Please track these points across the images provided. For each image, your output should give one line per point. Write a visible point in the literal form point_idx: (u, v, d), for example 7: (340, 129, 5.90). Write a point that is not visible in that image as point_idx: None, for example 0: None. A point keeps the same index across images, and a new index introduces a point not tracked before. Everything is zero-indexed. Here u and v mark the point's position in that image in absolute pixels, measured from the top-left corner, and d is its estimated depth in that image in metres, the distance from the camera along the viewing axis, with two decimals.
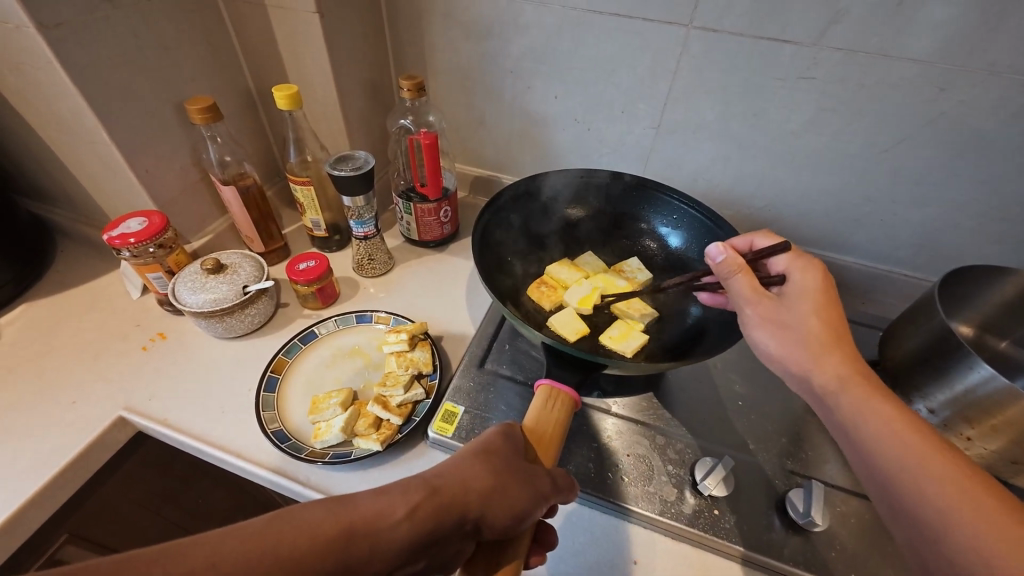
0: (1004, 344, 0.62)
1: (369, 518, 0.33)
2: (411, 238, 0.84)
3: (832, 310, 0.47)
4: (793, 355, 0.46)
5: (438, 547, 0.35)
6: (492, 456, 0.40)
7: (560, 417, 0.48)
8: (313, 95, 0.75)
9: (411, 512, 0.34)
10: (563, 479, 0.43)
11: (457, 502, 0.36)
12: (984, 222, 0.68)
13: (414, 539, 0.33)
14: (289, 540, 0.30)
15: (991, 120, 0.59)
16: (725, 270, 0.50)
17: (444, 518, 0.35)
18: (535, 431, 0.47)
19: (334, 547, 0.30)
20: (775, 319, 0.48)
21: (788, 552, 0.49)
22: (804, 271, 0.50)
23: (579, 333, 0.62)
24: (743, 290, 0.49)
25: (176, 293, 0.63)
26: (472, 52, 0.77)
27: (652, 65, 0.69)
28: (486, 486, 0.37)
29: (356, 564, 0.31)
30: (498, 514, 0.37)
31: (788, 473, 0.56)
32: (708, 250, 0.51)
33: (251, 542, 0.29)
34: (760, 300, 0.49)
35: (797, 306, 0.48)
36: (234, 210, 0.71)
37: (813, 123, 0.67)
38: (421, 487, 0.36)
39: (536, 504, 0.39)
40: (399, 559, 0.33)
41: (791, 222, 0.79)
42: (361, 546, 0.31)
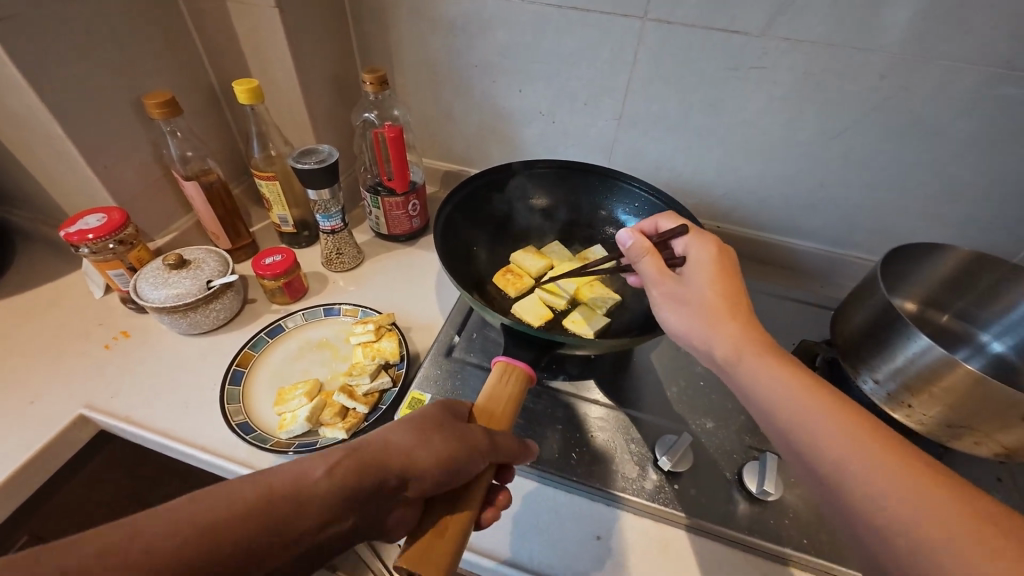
0: (948, 319, 0.65)
1: (292, 484, 0.35)
2: (381, 232, 0.85)
3: (732, 284, 0.48)
4: (692, 327, 0.47)
5: (367, 501, 0.37)
6: (410, 419, 0.41)
7: (512, 393, 0.49)
8: (277, 91, 0.75)
9: (332, 476, 0.36)
10: (508, 444, 0.44)
11: (379, 462, 0.38)
12: (927, 204, 0.71)
13: (336, 495, 0.35)
14: (216, 513, 0.32)
15: (927, 106, 0.63)
16: (633, 253, 0.52)
17: (368, 478, 0.37)
18: (488, 405, 0.48)
19: (262, 515, 0.33)
20: (677, 295, 0.49)
21: (745, 522, 0.51)
22: (701, 247, 0.51)
23: (542, 318, 0.64)
24: (648, 271, 0.51)
25: (137, 289, 0.63)
26: (436, 46, 0.78)
27: (611, 57, 0.71)
28: (408, 443, 0.39)
29: (286, 528, 0.34)
30: (423, 468, 0.38)
31: (746, 448, 0.57)
32: (617, 238, 0.53)
33: (180, 519, 0.31)
34: (664, 280, 0.50)
35: (694, 279, 0.49)
36: (198, 206, 0.71)
37: (764, 112, 0.70)
38: (341, 451, 0.38)
39: (462, 459, 0.39)
40: (325, 515, 0.35)
41: (751, 209, 0.82)
42: (287, 509, 0.34)
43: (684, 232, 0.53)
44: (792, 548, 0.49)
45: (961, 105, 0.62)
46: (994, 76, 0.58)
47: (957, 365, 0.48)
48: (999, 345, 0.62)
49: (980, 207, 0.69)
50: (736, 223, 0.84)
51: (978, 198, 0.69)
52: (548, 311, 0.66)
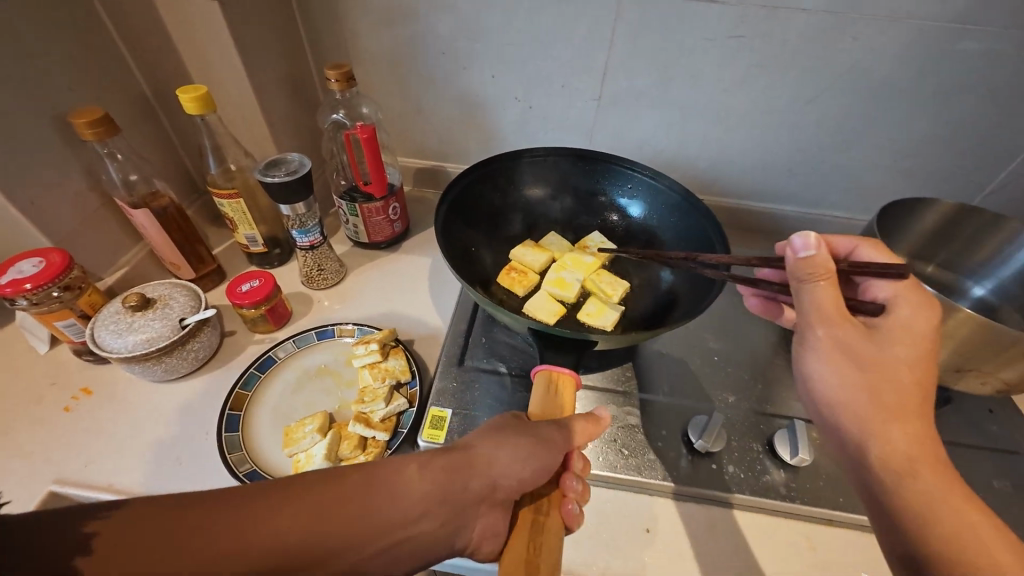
0: (929, 267, 0.69)
1: (382, 489, 0.37)
2: (361, 241, 0.79)
3: (930, 370, 0.40)
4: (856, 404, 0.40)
5: (452, 504, 0.38)
6: (500, 429, 0.43)
7: (565, 402, 0.48)
8: (225, 96, 0.67)
9: (418, 485, 0.38)
10: (583, 425, 0.45)
11: (465, 475, 0.39)
12: (897, 159, 0.75)
13: (426, 492, 0.38)
14: (312, 511, 0.34)
15: (897, 65, 0.65)
16: (804, 273, 0.41)
17: (449, 490, 0.38)
18: (544, 410, 0.47)
19: (348, 517, 0.35)
20: (851, 351, 0.41)
21: (784, 490, 0.52)
22: (915, 311, 0.41)
23: (556, 314, 0.62)
24: (822, 306, 0.41)
25: (95, 338, 0.54)
26: (397, 34, 0.72)
27: (588, 35, 0.68)
28: (491, 444, 0.41)
29: (366, 532, 0.35)
30: (497, 480, 0.39)
31: (770, 417, 0.59)
32: (790, 242, 0.42)
33: (283, 513, 0.33)
34: (840, 322, 0.41)
35: (891, 346, 0.40)
36: (152, 235, 0.62)
37: (744, 81, 0.70)
38: (436, 461, 0.40)
39: (537, 474, 0.40)
40: (411, 511, 0.37)
41: (733, 179, 0.83)
42: (371, 514, 0.35)
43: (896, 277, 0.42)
44: (828, 508, 0.51)
45: (927, 62, 0.64)
46: (957, 32, 0.60)
47: (960, 311, 0.50)
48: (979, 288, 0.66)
49: (943, 158, 0.74)
50: (720, 194, 0.85)
51: (940, 150, 0.73)
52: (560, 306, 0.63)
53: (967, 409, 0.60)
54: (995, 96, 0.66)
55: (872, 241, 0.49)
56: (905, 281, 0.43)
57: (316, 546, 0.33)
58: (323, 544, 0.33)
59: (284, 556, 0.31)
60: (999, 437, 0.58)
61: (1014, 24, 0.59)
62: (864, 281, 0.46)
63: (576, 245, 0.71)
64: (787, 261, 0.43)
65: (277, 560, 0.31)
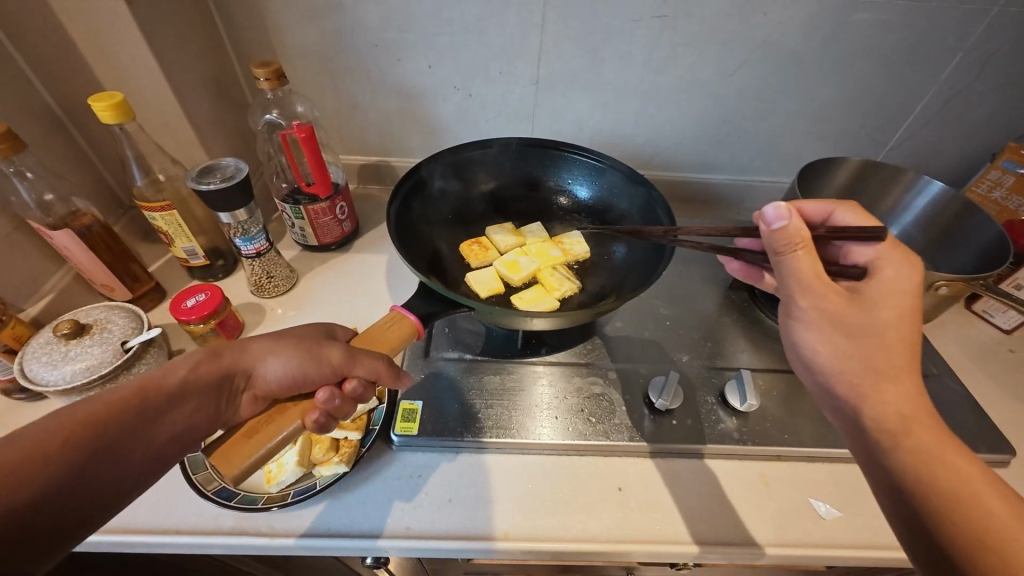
0: None
1: (155, 383, 0.40)
2: (310, 244, 0.77)
3: (913, 328, 0.41)
4: (847, 367, 0.41)
5: (215, 397, 0.42)
6: (281, 334, 0.47)
7: (390, 339, 0.49)
8: (142, 102, 0.63)
9: (189, 372, 0.41)
10: (371, 365, 0.44)
11: (235, 360, 0.43)
12: (811, 124, 0.82)
13: (198, 387, 0.41)
14: (82, 411, 0.36)
15: (803, 38, 0.70)
16: (782, 244, 0.41)
17: (220, 374, 0.42)
18: (365, 342, 0.48)
19: (124, 407, 0.37)
20: (840, 320, 0.41)
21: (737, 434, 0.57)
22: (895, 271, 0.42)
23: (491, 291, 0.65)
24: (800, 276, 0.41)
25: (26, 372, 0.50)
26: (324, 29, 0.70)
27: (519, 21, 0.69)
28: (260, 343, 0.45)
29: (155, 413, 0.38)
30: (270, 365, 0.43)
31: (720, 370, 0.64)
32: (766, 215, 0.41)
33: (53, 421, 0.35)
34: (824, 290, 0.41)
35: (878, 311, 0.41)
36: (78, 257, 0.58)
37: (671, 59, 0.73)
38: (197, 352, 0.43)
39: (309, 363, 0.43)
40: (190, 402, 0.40)
41: (669, 153, 0.87)
42: (154, 400, 0.39)
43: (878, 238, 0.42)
44: (777, 445, 0.56)
45: (828, 33, 0.70)
46: (851, 4, 0.66)
47: None
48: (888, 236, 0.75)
49: (849, 121, 0.81)
50: (658, 169, 0.90)
51: (846, 114, 0.80)
52: (501, 284, 0.66)
53: None
54: (887, 62, 0.73)
55: (850, 207, 0.48)
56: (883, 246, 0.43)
57: (105, 434, 0.36)
58: (110, 430, 0.36)
59: (73, 448, 0.34)
60: None
61: None
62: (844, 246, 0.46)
63: (554, 238, 0.72)
64: (761, 235, 0.43)
65: (68, 454, 0.34)
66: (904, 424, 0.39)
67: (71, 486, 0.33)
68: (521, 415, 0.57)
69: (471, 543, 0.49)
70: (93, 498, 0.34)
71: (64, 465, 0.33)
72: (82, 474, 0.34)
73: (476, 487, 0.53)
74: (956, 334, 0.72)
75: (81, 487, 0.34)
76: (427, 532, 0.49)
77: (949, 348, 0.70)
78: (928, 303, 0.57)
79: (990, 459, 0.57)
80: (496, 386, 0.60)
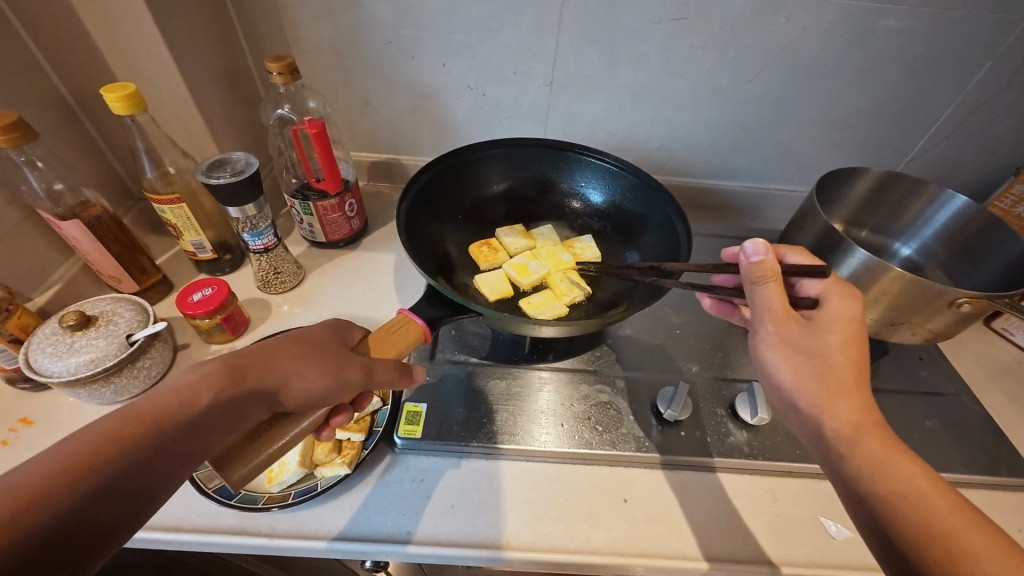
0: (864, 232, 0.75)
1: (171, 406, 0.36)
2: (318, 241, 0.76)
3: (859, 350, 0.43)
4: (806, 386, 0.43)
5: (241, 421, 0.38)
6: (305, 345, 0.43)
7: (398, 342, 0.48)
8: (155, 95, 0.63)
9: (212, 394, 0.37)
10: (386, 376, 0.45)
11: (260, 379, 0.40)
12: (830, 132, 0.80)
13: (223, 414, 0.37)
14: (88, 443, 0.32)
15: (827, 44, 0.69)
16: (756, 275, 0.44)
17: (243, 395, 0.38)
18: (373, 343, 0.47)
19: (135, 438, 0.34)
20: (796, 343, 0.44)
21: (747, 448, 0.56)
22: (843, 302, 0.45)
23: (501, 294, 0.64)
24: (769, 305, 0.44)
25: (31, 364, 0.50)
26: (339, 24, 0.69)
27: (536, 21, 0.68)
28: (288, 363, 0.41)
29: (169, 442, 0.35)
30: (297, 390, 0.41)
31: (730, 382, 0.62)
32: (744, 248, 0.45)
33: (54, 455, 0.31)
34: (785, 318, 0.44)
35: (826, 334, 0.44)
36: (86, 249, 0.58)
37: (689, 62, 0.72)
38: (219, 365, 0.39)
39: (335, 389, 0.41)
40: (215, 429, 0.37)
41: (683, 158, 0.86)
42: (168, 428, 0.35)
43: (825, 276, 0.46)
44: (788, 460, 0.55)
45: (851, 40, 0.68)
46: (877, 11, 0.65)
47: (891, 269, 0.54)
48: (907, 249, 0.73)
49: (869, 130, 0.79)
50: (671, 174, 0.88)
51: (866, 123, 0.78)
52: (510, 287, 0.66)
53: (899, 358, 0.67)
54: (911, 71, 0.71)
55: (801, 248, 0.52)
56: (828, 277, 0.47)
57: (110, 469, 0.32)
58: (117, 464, 0.33)
59: (74, 487, 0.31)
60: (927, 381, 0.64)
61: (925, 3, 0.63)
62: (796, 280, 0.49)
63: (564, 242, 0.71)
64: (740, 265, 0.46)
65: (69, 495, 0.31)
66: (858, 437, 0.40)
67: (72, 529, 0.30)
68: (526, 421, 0.56)
69: (474, 550, 0.48)
70: (97, 540, 0.31)
71: (66, 507, 0.30)
72: (85, 514, 0.31)
73: (479, 493, 0.52)
74: (974, 351, 0.70)
75: (84, 530, 0.31)
76: (429, 538, 0.48)
77: (967, 365, 0.68)
78: (949, 319, 0.55)
79: (1008, 482, 0.55)
80: (501, 392, 0.59)
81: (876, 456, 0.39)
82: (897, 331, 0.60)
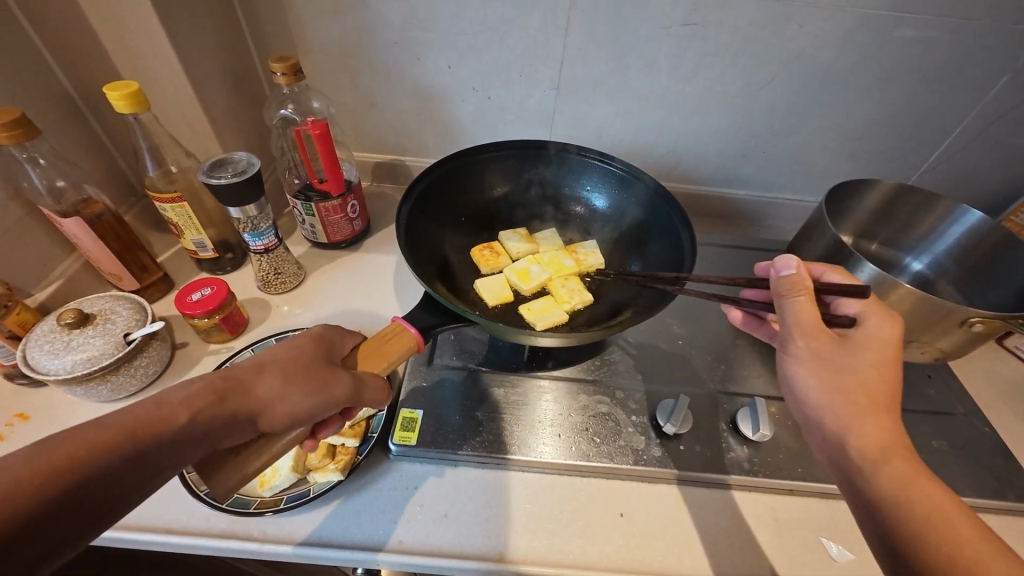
0: (874, 245, 0.73)
1: (151, 420, 0.35)
2: (320, 241, 0.76)
3: (894, 369, 0.42)
4: (834, 403, 0.42)
5: (218, 440, 0.38)
6: (293, 362, 0.43)
7: (393, 351, 0.48)
8: (160, 93, 0.63)
9: (193, 413, 0.37)
10: (374, 394, 0.44)
11: (242, 402, 0.39)
12: (841, 141, 0.78)
13: (201, 434, 0.37)
14: (63, 448, 0.32)
15: (841, 52, 0.67)
16: (784, 288, 0.44)
17: (225, 416, 0.38)
18: (365, 351, 0.47)
19: (115, 447, 0.33)
20: (831, 361, 0.43)
21: (747, 465, 0.55)
22: (881, 322, 0.44)
23: (501, 299, 0.64)
24: (799, 317, 0.43)
25: (28, 360, 0.50)
26: (345, 24, 0.69)
27: (543, 24, 0.67)
28: (273, 383, 0.41)
29: (143, 456, 0.34)
30: (279, 410, 0.40)
31: (733, 396, 0.61)
32: (777, 259, 0.45)
33: (26, 458, 0.30)
34: (817, 334, 0.43)
35: (862, 353, 0.42)
36: (86, 245, 0.57)
37: (699, 68, 0.71)
38: (204, 386, 0.38)
39: (316, 412, 0.41)
40: (191, 448, 0.36)
41: (690, 165, 0.84)
42: (146, 441, 0.34)
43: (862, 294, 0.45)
44: (789, 478, 0.54)
45: (866, 49, 0.67)
46: (893, 19, 0.63)
47: (901, 285, 0.53)
48: (918, 264, 0.71)
49: (882, 141, 0.78)
50: (678, 180, 0.87)
51: (879, 133, 0.77)
52: (510, 292, 0.65)
53: (907, 376, 0.65)
54: (927, 81, 0.69)
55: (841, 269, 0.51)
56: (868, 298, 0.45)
57: (81, 476, 0.32)
58: (89, 473, 0.32)
59: (42, 492, 0.30)
60: (935, 399, 0.63)
61: (942, 13, 0.62)
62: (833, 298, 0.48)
63: (567, 247, 0.71)
64: (771, 280, 0.46)
65: (36, 499, 0.30)
66: (885, 458, 0.39)
67: (32, 535, 0.29)
68: (523, 431, 0.56)
69: (467, 561, 0.47)
70: (54, 548, 0.30)
71: (30, 511, 0.29)
72: (48, 521, 0.30)
73: (474, 503, 0.51)
74: (985, 369, 0.68)
75: (43, 537, 0.30)
76: (421, 548, 0.47)
77: (978, 385, 0.66)
78: (960, 338, 0.54)
79: (1017, 508, 0.54)
80: (500, 400, 0.58)
81: (900, 478, 0.38)
82: (905, 348, 0.58)
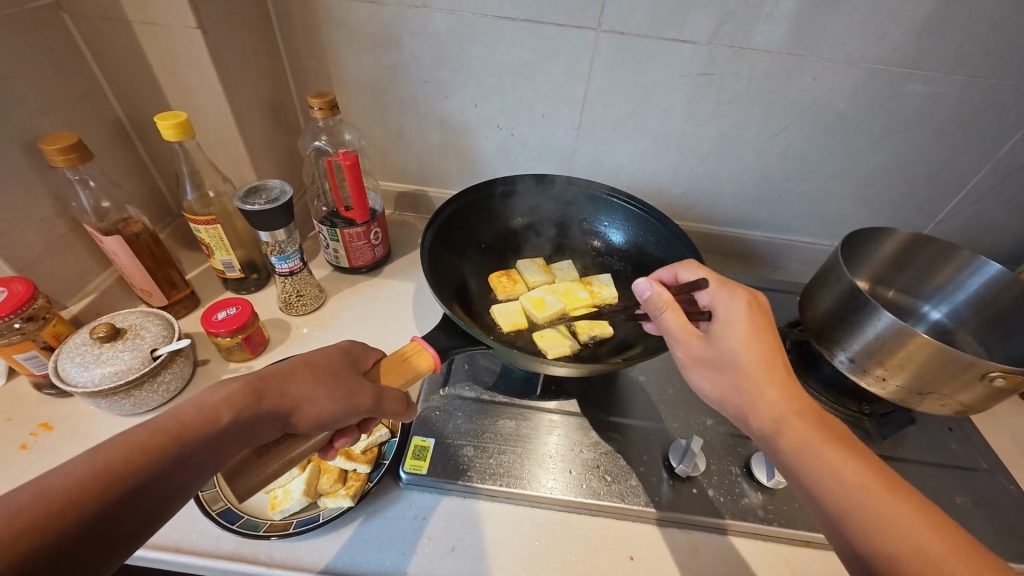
0: (891, 292, 0.73)
1: (192, 421, 0.36)
2: (341, 266, 0.78)
3: (768, 337, 0.44)
4: (730, 397, 0.45)
5: (254, 438, 0.39)
6: (321, 368, 0.43)
7: (410, 370, 0.48)
8: (203, 121, 0.66)
9: (235, 413, 0.37)
10: (392, 406, 0.46)
11: (277, 402, 0.40)
12: (858, 188, 0.80)
13: (239, 433, 0.38)
14: (117, 453, 0.32)
15: (855, 102, 0.69)
16: (654, 306, 0.48)
17: (261, 416, 0.39)
18: (385, 367, 0.48)
19: (160, 450, 0.34)
20: (709, 361, 0.45)
21: (762, 512, 0.53)
22: (729, 304, 0.46)
23: (516, 326, 0.64)
24: (672, 329, 0.47)
25: (60, 372, 0.52)
26: (380, 62, 0.73)
27: (567, 69, 0.71)
28: (306, 385, 0.41)
29: (187, 456, 0.35)
30: (309, 413, 0.41)
31: (747, 440, 0.60)
32: (634, 287, 0.49)
33: (84, 463, 0.31)
34: (689, 338, 0.46)
35: (727, 341, 0.45)
36: (122, 261, 0.60)
37: (716, 114, 0.73)
38: (242, 386, 0.39)
39: (343, 416, 0.42)
40: (230, 446, 0.37)
41: (707, 205, 0.86)
42: (189, 442, 0.35)
43: (709, 286, 0.48)
44: (806, 530, 0.52)
45: (880, 103, 0.69)
46: (905, 75, 0.65)
47: (918, 336, 0.53)
48: (937, 313, 0.71)
49: (898, 190, 0.79)
50: (694, 220, 0.88)
51: (895, 183, 0.78)
52: (525, 320, 0.66)
53: (928, 428, 0.64)
54: (943, 134, 0.71)
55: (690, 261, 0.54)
56: (714, 284, 0.48)
57: (134, 480, 0.32)
58: (141, 475, 0.33)
59: (100, 497, 0.31)
60: (958, 454, 0.61)
61: (954, 71, 0.64)
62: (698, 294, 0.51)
63: (582, 280, 0.71)
64: (640, 303, 0.50)
65: (95, 504, 0.31)
66: None
67: (91, 538, 0.30)
68: (533, 465, 0.55)
69: None
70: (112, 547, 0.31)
71: (89, 515, 0.30)
72: (104, 524, 0.31)
73: (480, 539, 0.51)
74: (1009, 425, 0.66)
75: (103, 537, 0.31)
76: None
77: (1002, 440, 0.64)
78: (981, 393, 0.53)
79: None
80: (510, 432, 0.58)
81: None
82: (926, 401, 0.57)
